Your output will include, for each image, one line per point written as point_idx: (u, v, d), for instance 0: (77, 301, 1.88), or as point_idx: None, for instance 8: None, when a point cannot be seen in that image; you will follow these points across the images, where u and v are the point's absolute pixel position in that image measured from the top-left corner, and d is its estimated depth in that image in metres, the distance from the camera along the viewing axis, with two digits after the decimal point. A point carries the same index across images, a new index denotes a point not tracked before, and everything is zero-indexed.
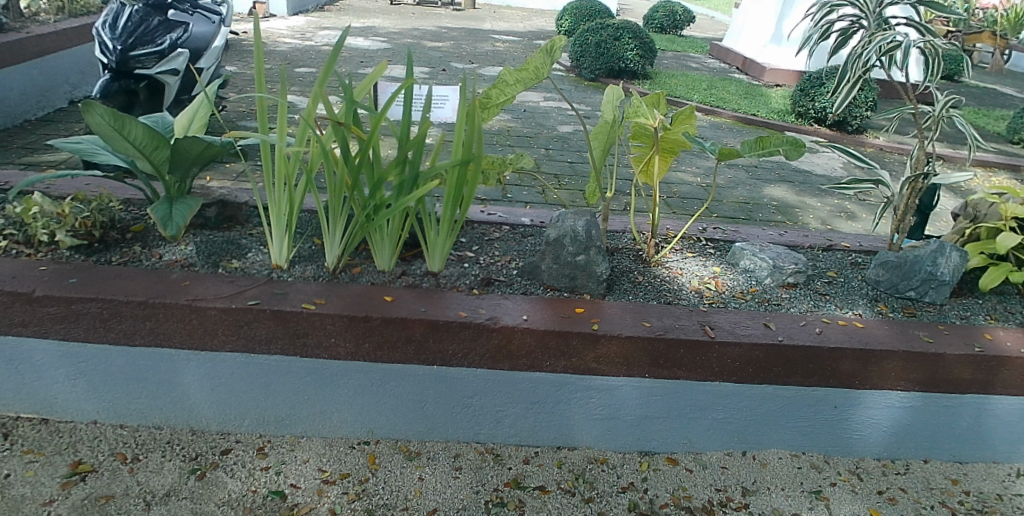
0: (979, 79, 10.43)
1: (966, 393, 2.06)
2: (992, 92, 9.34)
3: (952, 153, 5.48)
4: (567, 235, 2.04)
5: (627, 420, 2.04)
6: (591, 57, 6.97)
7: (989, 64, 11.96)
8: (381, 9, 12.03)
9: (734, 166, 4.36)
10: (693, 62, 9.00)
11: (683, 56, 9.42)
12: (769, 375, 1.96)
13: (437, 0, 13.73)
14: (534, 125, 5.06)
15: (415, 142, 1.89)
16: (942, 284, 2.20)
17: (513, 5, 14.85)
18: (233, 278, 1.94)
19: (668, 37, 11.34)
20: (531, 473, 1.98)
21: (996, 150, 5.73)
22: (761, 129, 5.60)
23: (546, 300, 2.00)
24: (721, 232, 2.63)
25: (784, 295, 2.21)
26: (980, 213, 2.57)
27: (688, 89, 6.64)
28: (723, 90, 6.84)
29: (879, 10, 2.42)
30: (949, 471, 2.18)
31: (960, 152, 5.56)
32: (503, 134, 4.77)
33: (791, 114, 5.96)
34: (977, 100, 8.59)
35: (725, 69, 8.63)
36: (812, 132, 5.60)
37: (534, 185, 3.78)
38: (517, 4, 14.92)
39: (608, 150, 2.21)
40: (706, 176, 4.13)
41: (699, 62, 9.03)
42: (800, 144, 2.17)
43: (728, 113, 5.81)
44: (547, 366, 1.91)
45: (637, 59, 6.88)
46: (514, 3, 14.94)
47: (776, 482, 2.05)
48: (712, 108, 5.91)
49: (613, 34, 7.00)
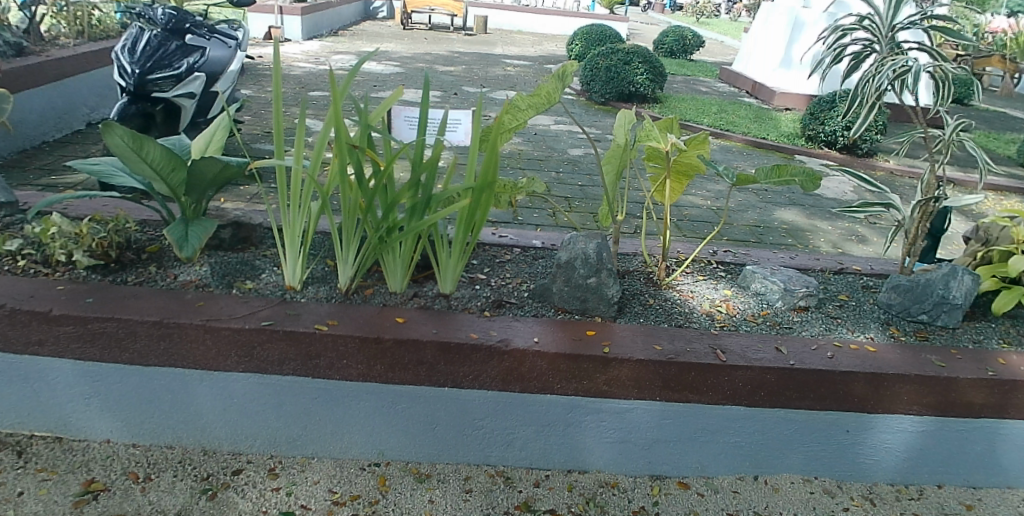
0: (991, 103, 10.42)
1: (980, 418, 2.05)
2: (1003, 115, 9.34)
3: (965, 176, 5.46)
4: (578, 258, 2.05)
5: (639, 444, 2.03)
6: (599, 80, 7.07)
7: (999, 88, 11.96)
8: (395, 33, 12.23)
9: (745, 189, 4.37)
10: (702, 86, 9.06)
11: (694, 80, 9.50)
12: (781, 399, 1.96)
13: (450, 26, 13.94)
14: (545, 148, 5.10)
15: (428, 165, 1.91)
16: (955, 307, 2.19)
17: (524, 30, 15.06)
18: (247, 298, 1.96)
19: (678, 61, 11.44)
20: (541, 496, 1.97)
21: (1006, 174, 5.73)
22: (771, 153, 5.61)
23: (557, 323, 2.00)
24: (732, 255, 2.62)
25: (796, 318, 2.20)
26: (992, 237, 2.56)
27: (698, 113, 6.69)
28: (733, 113, 6.88)
29: (891, 34, 2.44)
30: (964, 497, 2.15)
31: (972, 175, 5.54)
32: (513, 158, 4.81)
33: (800, 137, 5.97)
34: (987, 123, 8.60)
35: (734, 93, 8.68)
36: (823, 155, 5.62)
37: (545, 207, 3.80)
38: (528, 29, 15.12)
39: (621, 174, 2.20)
40: (716, 199, 4.14)
41: (709, 86, 9.09)
42: (817, 176, 2.17)
43: (738, 136, 5.84)
44: (558, 388, 1.91)
45: (647, 83, 6.94)
46: (525, 28, 15.18)
47: (788, 506, 2.03)
48: (722, 131, 5.94)
49: (623, 58, 7.05)
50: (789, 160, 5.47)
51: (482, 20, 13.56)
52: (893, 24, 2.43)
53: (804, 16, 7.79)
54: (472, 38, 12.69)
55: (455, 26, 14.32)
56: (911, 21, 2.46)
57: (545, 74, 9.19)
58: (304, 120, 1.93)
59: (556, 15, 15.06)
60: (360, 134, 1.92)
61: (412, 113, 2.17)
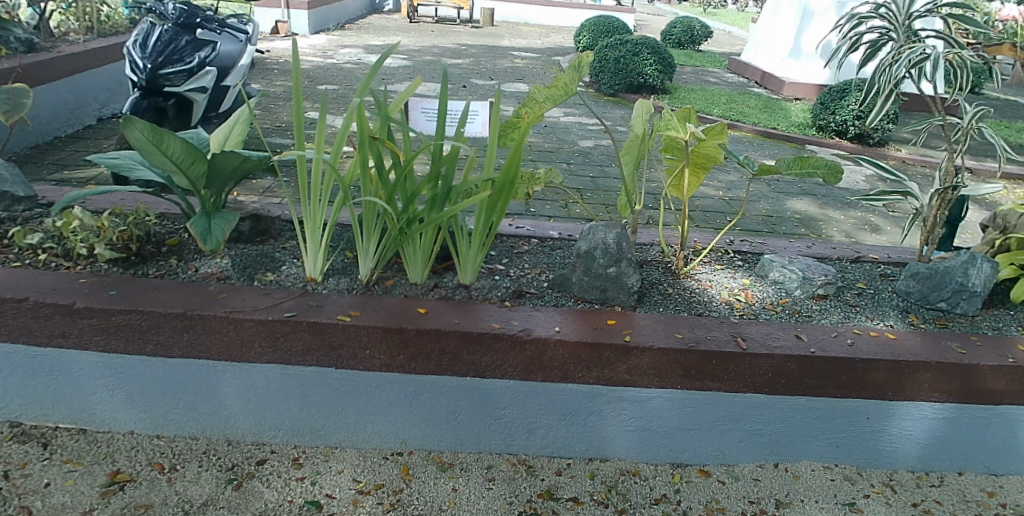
0: (1002, 91, 10.37)
1: (999, 405, 2.06)
2: (1015, 104, 9.29)
3: (978, 165, 5.44)
4: (598, 247, 2.04)
5: (661, 432, 2.04)
6: (608, 71, 7.05)
7: (1010, 75, 11.88)
8: (400, 26, 12.22)
9: (757, 179, 4.36)
10: (710, 77, 9.03)
11: (702, 71, 9.48)
12: (801, 386, 1.97)
13: (454, 18, 13.94)
14: (555, 140, 5.09)
15: (449, 157, 1.92)
16: (973, 295, 2.19)
17: (529, 21, 15.06)
18: (269, 290, 1.97)
19: (686, 52, 11.42)
20: (563, 484, 1.98)
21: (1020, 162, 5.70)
22: (782, 143, 5.60)
23: (577, 313, 2.01)
24: (749, 245, 2.59)
25: (815, 307, 2.18)
26: (1010, 224, 2.52)
27: (706, 103, 6.68)
28: (741, 103, 6.87)
29: (908, 21, 2.40)
30: (984, 484, 2.16)
31: (986, 164, 5.52)
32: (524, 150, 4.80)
33: (811, 127, 5.96)
34: (999, 112, 8.54)
35: (743, 84, 8.65)
36: (834, 145, 5.60)
37: (558, 198, 3.80)
38: (533, 20, 15.10)
39: (640, 164, 2.17)
40: (728, 189, 4.13)
41: (718, 76, 9.07)
42: (839, 171, 2.13)
43: (748, 126, 5.82)
44: (580, 377, 1.93)
45: (655, 74, 6.95)
46: (531, 19, 15.13)
47: (809, 494, 2.04)
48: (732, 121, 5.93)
49: (632, 49, 7.04)
50: (799, 150, 5.45)
51: (488, 13, 13.52)
52: (910, 12, 2.40)
53: (812, 5, 7.71)
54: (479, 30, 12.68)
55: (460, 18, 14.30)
56: (928, 9, 2.43)
57: (552, 66, 9.18)
58: (323, 114, 1.93)
59: (562, 7, 15.04)
60: (380, 126, 1.92)
61: (430, 104, 2.11)
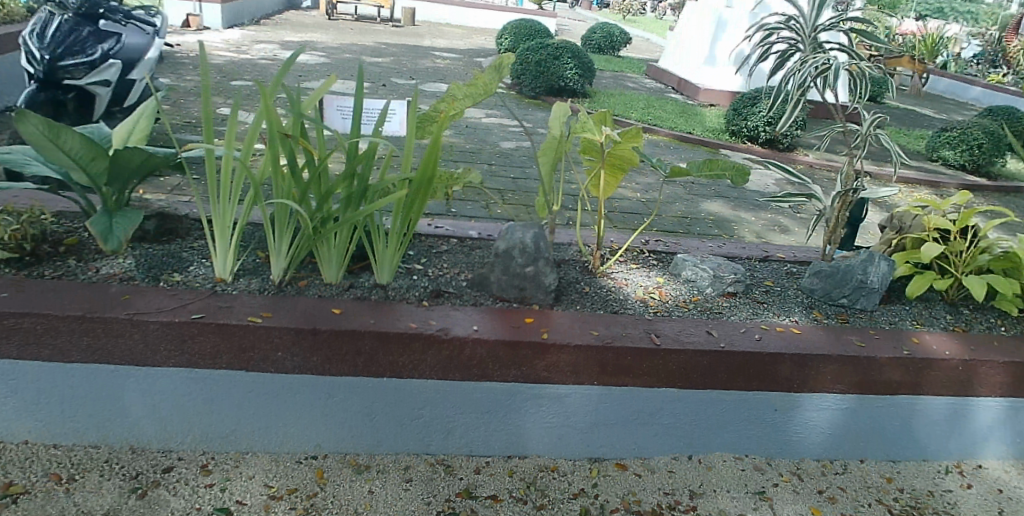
0: (899, 101, 11.10)
1: (895, 395, 2.18)
2: (912, 113, 9.96)
3: (878, 169, 5.78)
4: (516, 246, 2.06)
5: (578, 428, 2.07)
6: (530, 75, 7.14)
7: (908, 86, 12.73)
8: (321, 23, 12.02)
9: (673, 182, 4.50)
10: (630, 82, 9.28)
11: (621, 76, 9.75)
12: (712, 380, 2.05)
13: (376, 18, 13.86)
14: (476, 140, 5.12)
15: (364, 157, 1.91)
16: (872, 291, 2.30)
17: (453, 23, 15.20)
18: (175, 291, 1.91)
19: (606, 57, 11.73)
20: (482, 482, 1.99)
21: (917, 168, 6.11)
22: (697, 147, 5.79)
23: (496, 312, 2.03)
24: (664, 245, 2.66)
25: (726, 304, 2.26)
26: (905, 225, 2.64)
27: (625, 108, 6.86)
28: (659, 108, 7.08)
29: (813, 34, 2.51)
30: (883, 470, 2.28)
31: (885, 169, 5.88)
32: (445, 150, 4.80)
33: (723, 132, 6.20)
34: (898, 120, 9.13)
35: (661, 89, 8.94)
36: (745, 150, 5.84)
37: (478, 199, 3.82)
38: (457, 22, 15.25)
39: (557, 166, 2.20)
40: (645, 191, 4.24)
41: (636, 82, 9.35)
42: (746, 172, 2.21)
43: (664, 130, 6.00)
44: (497, 375, 1.96)
45: (574, 77, 7.09)
46: (454, 22, 15.28)
47: (721, 483, 2.11)
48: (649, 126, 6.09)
49: (553, 53, 7.16)
50: (713, 154, 5.67)
51: (410, 13, 13.67)
52: (816, 25, 2.51)
53: (726, 15, 7.99)
54: (403, 30, 12.61)
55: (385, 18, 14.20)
56: (832, 23, 2.56)
57: (474, 67, 9.23)
58: (233, 110, 1.89)
59: (488, 10, 15.22)
60: (293, 123, 1.90)
61: (345, 102, 2.11)
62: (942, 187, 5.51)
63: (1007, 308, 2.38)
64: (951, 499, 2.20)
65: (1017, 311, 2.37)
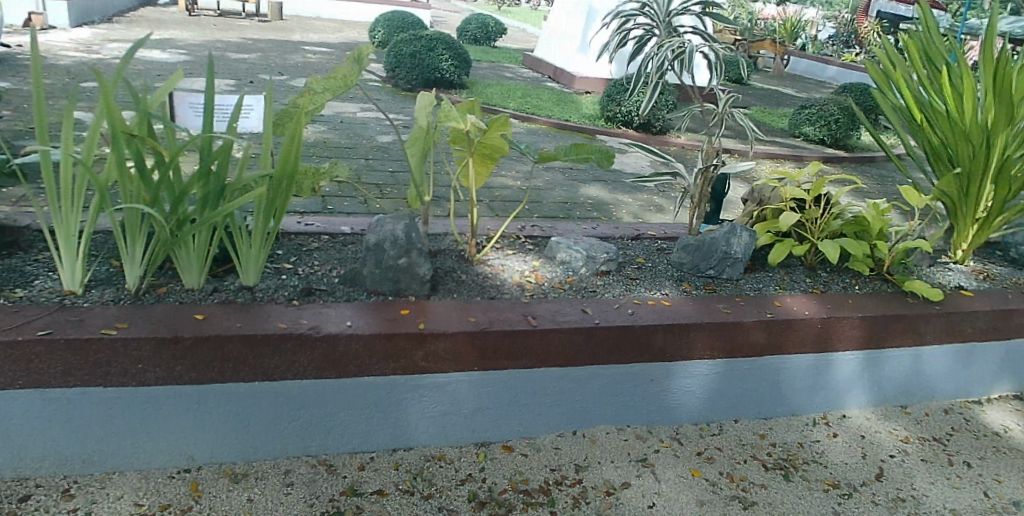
0: (761, 82, 11.94)
1: (762, 356, 2.33)
2: (774, 92, 10.74)
3: (744, 147, 6.19)
4: (387, 239, 2.04)
5: (462, 414, 2.10)
6: (405, 66, 7.15)
7: (771, 68, 13.68)
8: (184, 21, 11.43)
9: (552, 169, 4.63)
10: (506, 73, 9.48)
11: (499, 67, 9.95)
12: (589, 356, 2.12)
13: (243, 14, 13.43)
14: (352, 135, 5.09)
15: (220, 154, 1.86)
16: (736, 261, 2.43)
17: (322, 17, 15.27)
18: (18, 308, 1.79)
19: (484, 48, 11.97)
20: (367, 479, 1.98)
21: (780, 145, 6.58)
22: (574, 133, 5.97)
23: (371, 306, 2.02)
24: (538, 229, 2.73)
25: (599, 282, 2.34)
26: (765, 198, 2.75)
27: (503, 97, 7.01)
28: (537, 97, 7.28)
29: (668, 19, 2.61)
30: (757, 427, 2.42)
31: (751, 146, 6.30)
32: (319, 147, 4.72)
33: (599, 118, 6.42)
34: (761, 100, 9.82)
35: (537, 78, 9.19)
36: (622, 134, 6.05)
37: (355, 195, 3.79)
38: (331, 16, 15.37)
39: (427, 156, 2.21)
40: (525, 179, 4.33)
41: (514, 71, 9.57)
42: (611, 155, 2.22)
43: (543, 119, 6.13)
44: (375, 370, 1.96)
45: (451, 69, 7.16)
46: (325, 13, 15.40)
47: (605, 455, 2.19)
48: (527, 115, 6.21)
49: (428, 44, 7.18)
50: (591, 139, 5.87)
51: (277, 7, 13.57)
52: (669, 11, 2.61)
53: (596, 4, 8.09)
54: (275, 26, 12.23)
55: (258, 15, 13.71)
56: (685, 9, 2.66)
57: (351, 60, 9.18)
58: (69, 111, 1.79)
59: (363, 3, 15.39)
60: (139, 122, 1.81)
61: (198, 100, 2.04)
62: (803, 161, 5.96)
63: (859, 268, 2.56)
64: (818, 448, 2.36)
65: (867, 270, 2.56)
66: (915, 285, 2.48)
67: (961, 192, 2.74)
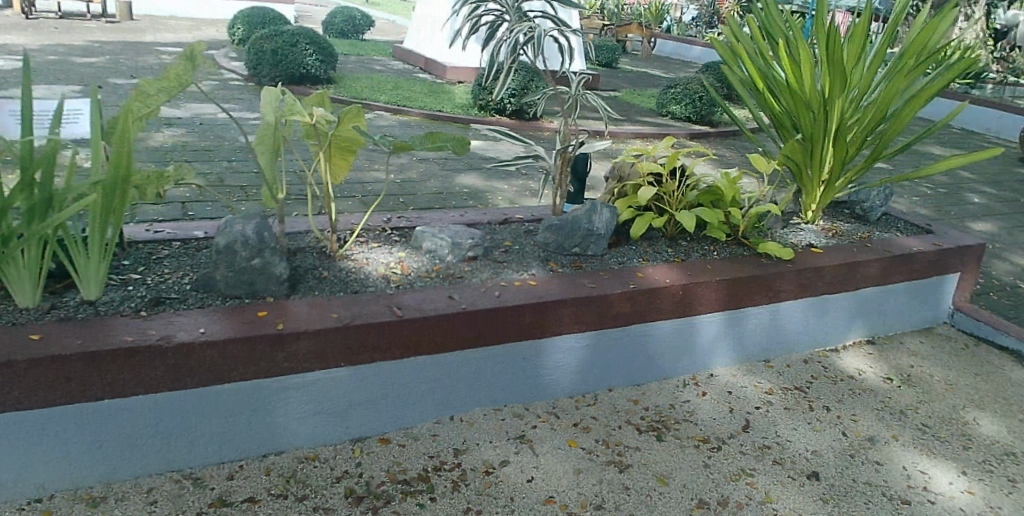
0: (629, 65, 12.59)
1: (628, 325, 2.42)
2: (642, 74, 11.35)
3: (616, 128, 6.48)
4: (237, 240, 2.02)
5: (333, 412, 2.09)
6: (268, 64, 7.22)
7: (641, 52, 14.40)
8: (17, 27, 10.63)
9: (426, 160, 4.67)
10: (375, 65, 9.54)
11: (367, 60, 10.00)
12: (459, 341, 2.15)
13: (92, 19, 12.78)
14: (212, 138, 4.97)
15: (44, 162, 1.74)
16: (599, 237, 2.52)
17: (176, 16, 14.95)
18: None
19: (349, 43, 12.01)
20: (237, 487, 1.94)
21: (650, 124, 6.94)
22: (447, 123, 6.08)
23: (227, 311, 1.97)
24: (405, 220, 2.73)
25: (466, 268, 2.37)
26: (625, 175, 2.86)
27: (373, 91, 7.07)
28: (408, 89, 7.38)
29: (516, 4, 2.63)
30: (630, 394, 2.53)
31: (623, 127, 6.60)
32: (177, 152, 4.57)
33: (473, 107, 6.54)
34: (630, 82, 10.35)
35: (408, 70, 9.26)
36: (495, 122, 6.19)
37: (217, 199, 3.70)
38: (183, 15, 15.52)
39: (277, 154, 2.16)
40: (399, 171, 4.35)
41: (384, 64, 9.64)
42: (467, 141, 2.23)
43: (415, 111, 6.22)
44: (235, 375, 1.91)
45: (316, 63, 7.27)
46: (182, 13, 15.47)
47: (483, 436, 2.23)
48: (399, 107, 6.28)
49: (291, 40, 7.29)
50: (465, 129, 5.98)
51: (126, 7, 13.22)
52: None
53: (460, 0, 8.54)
54: (128, 29, 11.68)
55: (107, 20, 12.95)
56: None
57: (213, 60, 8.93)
58: None
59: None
60: None
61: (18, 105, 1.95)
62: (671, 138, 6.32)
63: (716, 235, 2.70)
64: (688, 407, 2.49)
65: (724, 236, 2.71)
66: (768, 247, 2.64)
67: (806, 156, 2.91)
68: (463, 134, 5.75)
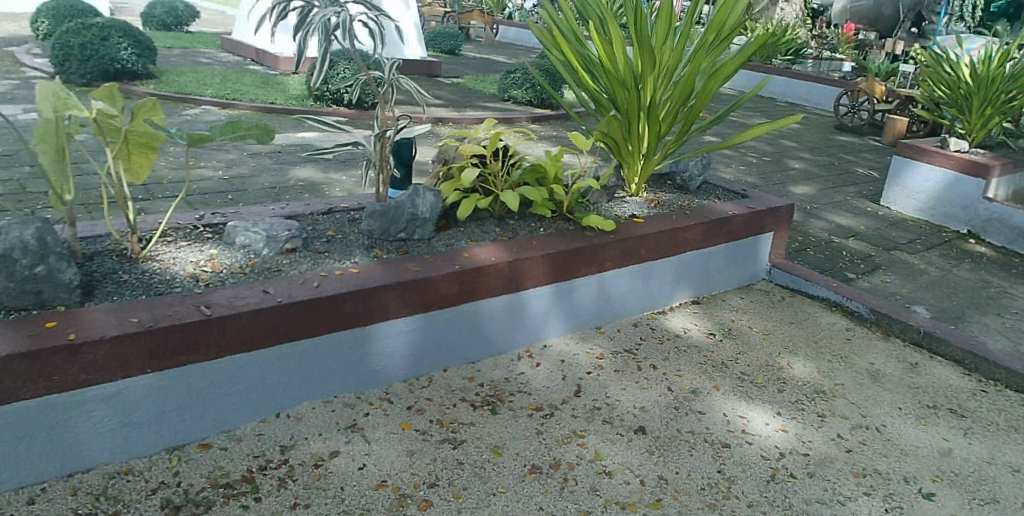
0: (473, 53, 13.06)
1: (456, 305, 2.48)
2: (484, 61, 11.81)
3: (458, 115, 6.69)
4: (15, 248, 1.90)
5: (144, 421, 2.00)
6: (76, 60, 6.90)
7: (487, 41, 14.94)
8: None
9: (258, 156, 4.63)
10: (202, 58, 9.37)
11: (193, 54, 9.77)
12: (278, 335, 2.11)
13: None
14: (11, 140, 4.70)
15: None
16: (424, 221, 2.55)
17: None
18: None
19: (172, 36, 11.69)
20: (38, 512, 1.80)
21: (494, 109, 7.22)
22: (278, 116, 6.16)
23: (8, 324, 1.82)
24: (220, 216, 2.67)
25: (284, 261, 2.35)
26: (449, 157, 2.94)
27: (199, 86, 7.01)
28: (237, 82, 7.41)
29: None
30: (465, 372, 2.59)
31: (466, 113, 6.83)
32: None
33: (308, 98, 6.66)
34: (473, 69, 10.76)
35: (239, 62, 9.19)
36: (332, 113, 6.32)
37: (18, 208, 3.52)
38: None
39: (65, 154, 2.02)
40: (227, 168, 4.28)
41: (211, 58, 9.47)
42: (271, 130, 2.18)
43: (246, 105, 6.25)
44: (23, 392, 1.76)
45: (132, 58, 7.14)
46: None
47: (312, 429, 2.21)
48: (228, 102, 6.29)
49: (100, 34, 7.08)
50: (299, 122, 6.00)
51: None
52: None
53: None
54: None
55: None
56: None
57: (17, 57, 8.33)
58: None
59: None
60: None
61: None
62: (512, 121, 6.62)
63: (542, 212, 2.82)
64: (522, 379, 2.58)
65: (548, 213, 2.82)
66: (591, 220, 2.78)
67: (625, 134, 3.09)
68: (299, 126, 5.77)
